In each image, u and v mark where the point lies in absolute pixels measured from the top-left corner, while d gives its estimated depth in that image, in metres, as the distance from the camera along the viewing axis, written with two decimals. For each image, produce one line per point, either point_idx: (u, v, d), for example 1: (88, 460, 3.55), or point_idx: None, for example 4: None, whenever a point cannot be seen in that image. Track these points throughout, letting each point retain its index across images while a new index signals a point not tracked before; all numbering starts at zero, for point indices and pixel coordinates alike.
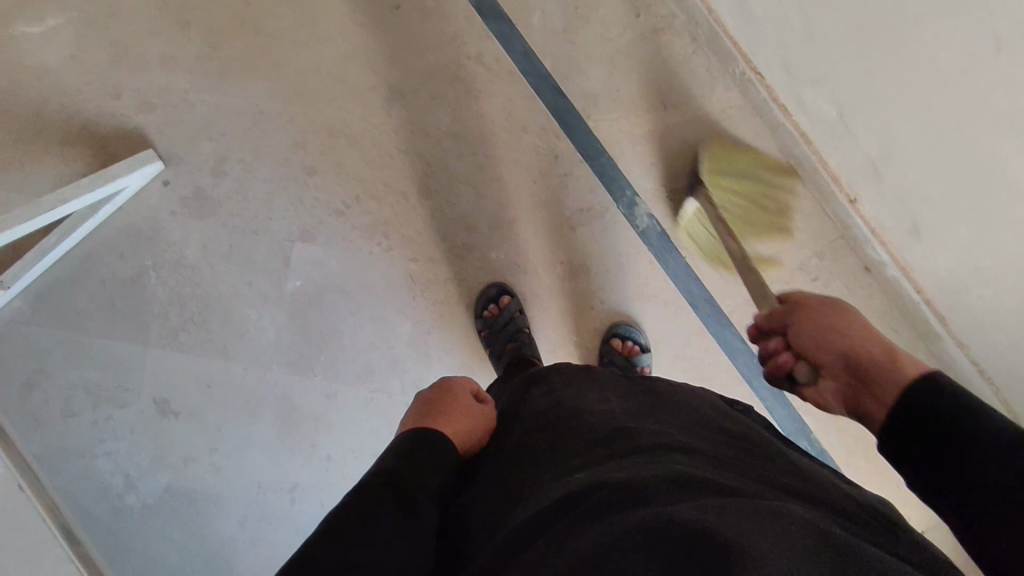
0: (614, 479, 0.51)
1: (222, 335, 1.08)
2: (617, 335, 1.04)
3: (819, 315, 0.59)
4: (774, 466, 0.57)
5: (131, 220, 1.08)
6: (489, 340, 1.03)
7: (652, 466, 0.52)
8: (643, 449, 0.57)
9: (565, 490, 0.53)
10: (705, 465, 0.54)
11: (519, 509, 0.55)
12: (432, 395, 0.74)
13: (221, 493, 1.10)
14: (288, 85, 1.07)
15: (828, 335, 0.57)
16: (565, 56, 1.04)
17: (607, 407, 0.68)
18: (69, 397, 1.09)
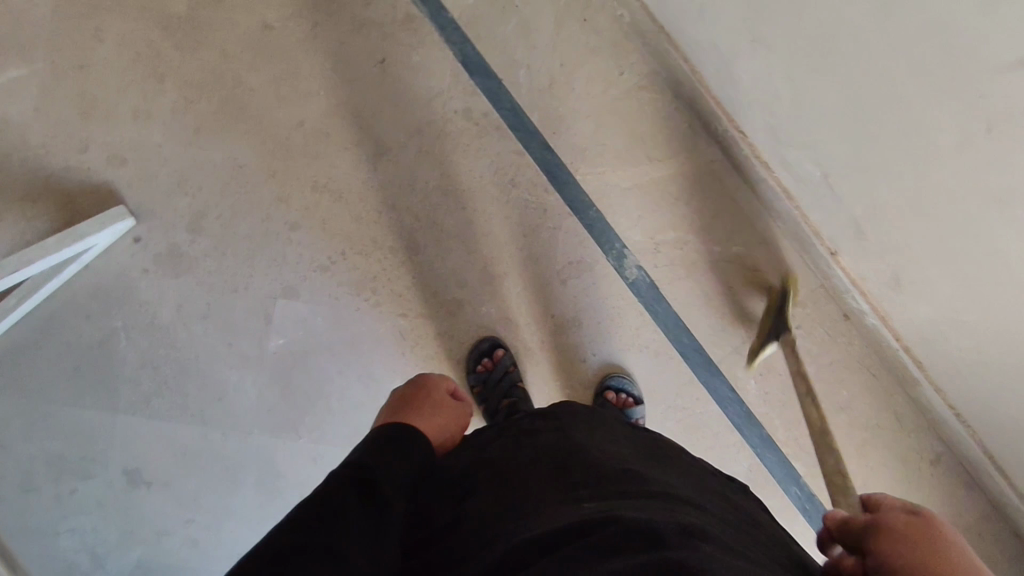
0: (621, 523, 0.50)
1: (200, 399, 1.03)
2: (610, 387, 1.03)
3: (907, 541, 0.44)
4: (757, 523, 0.58)
5: (99, 279, 1.02)
6: (484, 395, 1.03)
7: (665, 515, 0.51)
8: (651, 491, 0.56)
9: (570, 520, 0.52)
10: (708, 520, 0.53)
11: (511, 531, 0.53)
12: (407, 391, 0.79)
13: (197, 568, 1.03)
14: (270, 139, 1.05)
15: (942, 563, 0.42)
16: (552, 112, 1.05)
17: (615, 444, 0.65)
18: (30, 470, 1.01)
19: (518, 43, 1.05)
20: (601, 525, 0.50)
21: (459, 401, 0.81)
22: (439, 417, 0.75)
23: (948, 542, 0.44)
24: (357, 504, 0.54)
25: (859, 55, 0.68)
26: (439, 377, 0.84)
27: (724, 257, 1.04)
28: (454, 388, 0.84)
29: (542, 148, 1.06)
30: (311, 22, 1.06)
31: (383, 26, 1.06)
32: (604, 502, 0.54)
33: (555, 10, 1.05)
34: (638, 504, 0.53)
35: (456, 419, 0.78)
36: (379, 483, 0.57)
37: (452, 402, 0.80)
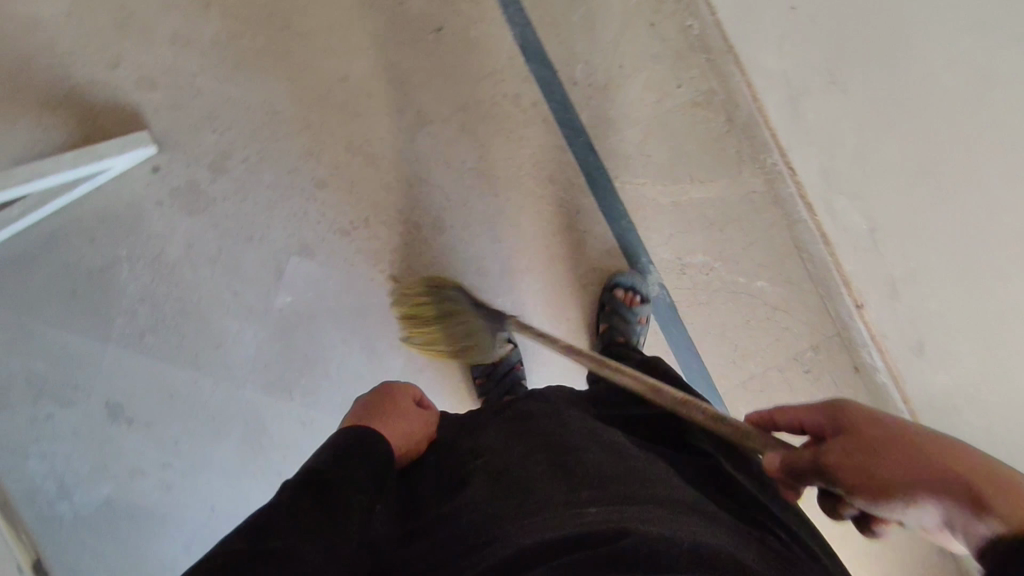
0: (627, 543, 0.47)
1: (196, 344, 1.00)
2: (618, 284, 1.01)
3: (856, 464, 0.46)
4: (773, 534, 0.56)
5: (109, 203, 0.98)
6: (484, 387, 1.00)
7: (676, 525, 0.49)
8: (659, 497, 0.53)
9: (583, 527, 0.50)
10: (722, 532, 0.51)
11: (501, 543, 0.50)
12: (372, 400, 0.72)
13: (168, 512, 1.01)
14: (310, 88, 1.00)
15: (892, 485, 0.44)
16: (603, 113, 1.02)
17: (616, 439, 0.64)
18: (7, 386, 0.97)
19: (581, 36, 1.01)
20: (615, 535, 0.48)
21: (424, 410, 0.74)
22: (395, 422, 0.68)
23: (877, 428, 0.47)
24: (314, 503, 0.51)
25: (936, 118, 0.68)
26: (405, 387, 0.77)
27: (748, 290, 1.03)
28: (420, 393, 0.77)
29: (586, 149, 1.02)
30: None
31: None
32: (607, 509, 0.51)
33: (624, 8, 1.01)
34: (644, 508, 0.52)
35: (419, 429, 0.71)
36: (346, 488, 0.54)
37: (418, 413, 0.73)
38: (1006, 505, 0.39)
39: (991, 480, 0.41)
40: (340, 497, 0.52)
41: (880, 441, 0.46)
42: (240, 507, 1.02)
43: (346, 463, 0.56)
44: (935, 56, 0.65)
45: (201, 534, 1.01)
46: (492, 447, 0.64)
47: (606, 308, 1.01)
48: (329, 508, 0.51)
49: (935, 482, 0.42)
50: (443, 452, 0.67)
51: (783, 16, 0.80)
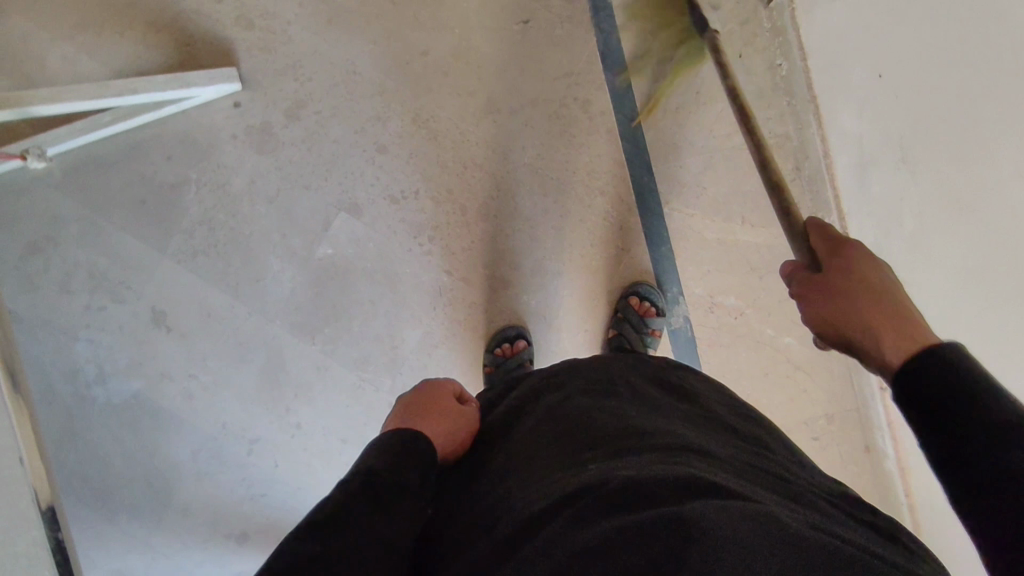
0: (615, 482, 0.51)
1: (239, 273, 1.07)
2: (636, 294, 1.02)
3: (823, 292, 0.56)
4: (781, 472, 0.59)
5: (189, 127, 1.05)
6: (492, 376, 1.02)
7: (661, 468, 0.53)
8: (649, 449, 0.57)
9: (575, 482, 0.54)
10: (714, 470, 0.55)
11: (515, 507, 0.55)
12: (414, 402, 0.71)
13: (185, 418, 1.09)
14: (391, 56, 1.03)
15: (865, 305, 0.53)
16: (669, 137, 1.01)
17: (616, 403, 0.68)
18: (70, 273, 1.07)
19: None
20: (601, 482, 0.52)
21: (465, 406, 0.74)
22: (450, 429, 0.70)
23: (858, 267, 0.55)
24: (369, 513, 0.55)
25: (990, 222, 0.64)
26: (447, 380, 0.79)
27: (774, 342, 1.03)
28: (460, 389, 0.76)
29: (644, 168, 1.02)
30: None
31: None
32: (603, 465, 0.55)
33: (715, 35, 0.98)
34: (632, 461, 0.55)
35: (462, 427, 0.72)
36: (390, 495, 0.58)
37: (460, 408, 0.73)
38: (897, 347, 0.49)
39: (903, 331, 0.50)
40: (389, 499, 0.57)
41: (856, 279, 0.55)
42: (264, 424, 1.09)
43: (387, 466, 0.60)
44: (1010, 164, 0.59)
45: (211, 446, 1.10)
46: (506, 433, 0.69)
47: (620, 317, 1.02)
48: (376, 512, 0.55)
49: (870, 321, 0.52)
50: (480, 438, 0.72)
51: (871, 82, 0.76)
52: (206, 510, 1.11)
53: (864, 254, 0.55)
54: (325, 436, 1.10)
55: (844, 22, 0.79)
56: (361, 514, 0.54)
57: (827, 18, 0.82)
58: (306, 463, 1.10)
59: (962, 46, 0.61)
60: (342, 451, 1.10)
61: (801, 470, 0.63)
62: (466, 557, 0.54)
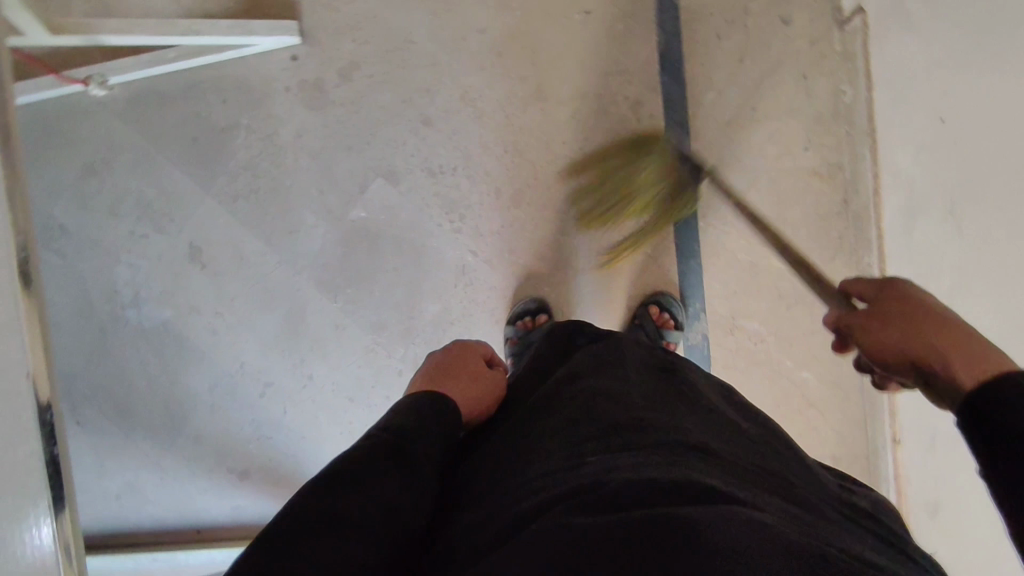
0: (618, 480, 0.50)
1: (275, 222, 1.10)
2: (657, 304, 1.01)
3: (893, 328, 0.51)
4: (791, 478, 0.57)
5: (246, 74, 1.08)
6: (513, 349, 1.01)
7: (667, 470, 0.51)
8: (655, 447, 0.55)
9: (579, 478, 0.52)
10: (719, 473, 0.53)
11: (516, 496, 0.54)
12: (443, 365, 0.75)
13: (207, 352, 1.14)
14: (449, 28, 1.03)
15: (917, 329, 0.50)
16: (716, 149, 0.98)
17: (627, 389, 0.66)
18: (120, 198, 1.12)
19: (725, 65, 0.97)
20: (607, 480, 0.50)
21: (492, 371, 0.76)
22: (475, 391, 0.71)
23: (919, 304, 0.51)
24: (389, 470, 0.54)
25: None
26: (477, 343, 0.82)
27: (790, 375, 1.01)
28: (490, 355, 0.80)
29: None
30: None
31: None
32: (606, 460, 0.54)
33: (781, 52, 0.95)
34: (638, 458, 0.53)
35: (488, 389, 0.73)
36: (411, 456, 0.57)
37: (484, 371, 0.75)
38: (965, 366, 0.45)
39: (971, 350, 0.46)
40: (410, 456, 0.57)
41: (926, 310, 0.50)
42: (280, 371, 1.13)
43: (410, 429, 0.59)
44: None
45: (227, 382, 1.14)
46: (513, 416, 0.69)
47: (636, 323, 1.01)
48: (395, 470, 0.55)
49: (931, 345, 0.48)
50: (493, 413, 0.72)
51: (932, 125, 0.72)
52: (214, 442, 1.16)
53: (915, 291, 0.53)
54: (334, 391, 1.13)
55: (916, 57, 0.74)
56: (376, 471, 0.54)
57: (897, 49, 0.78)
58: (311, 413, 1.14)
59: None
60: (347, 409, 1.14)
61: (814, 477, 0.61)
62: (465, 530, 0.54)
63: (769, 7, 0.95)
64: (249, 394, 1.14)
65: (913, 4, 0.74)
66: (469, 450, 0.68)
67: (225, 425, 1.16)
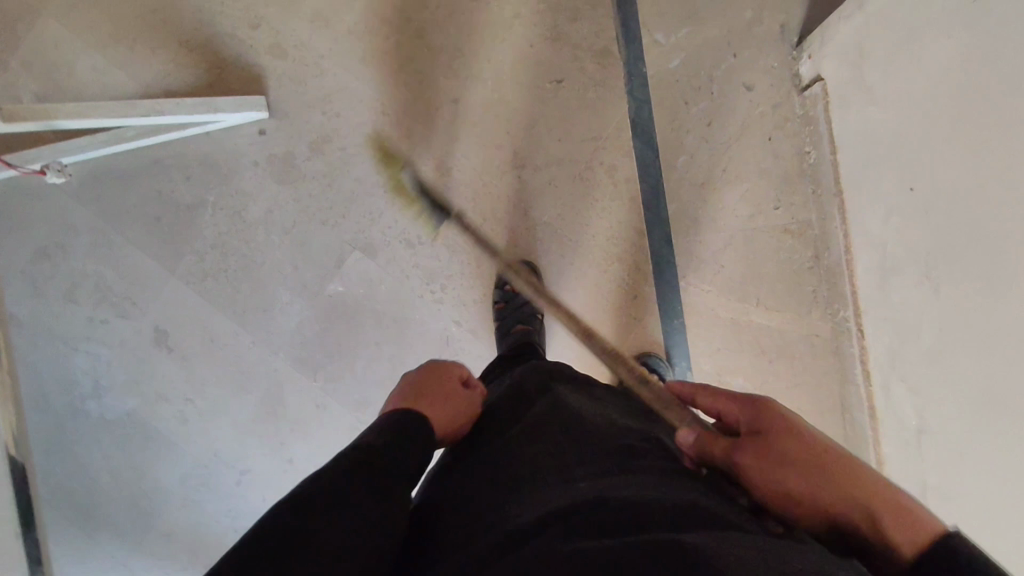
0: (617, 501, 0.49)
1: (247, 301, 1.07)
2: (644, 364, 1.02)
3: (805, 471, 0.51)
4: None
5: (212, 150, 1.04)
6: (501, 315, 1.01)
7: (663, 492, 0.50)
8: (645, 469, 0.55)
9: (573, 496, 0.51)
10: (710, 495, 0.52)
11: (505, 517, 0.52)
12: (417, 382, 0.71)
13: (178, 443, 1.10)
14: (423, 100, 1.03)
15: (835, 474, 0.51)
16: (691, 211, 1.01)
17: (611, 417, 0.65)
18: (77, 283, 1.06)
19: (695, 129, 1.00)
20: (603, 501, 0.49)
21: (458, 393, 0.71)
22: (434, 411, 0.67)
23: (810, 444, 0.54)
24: (358, 492, 0.52)
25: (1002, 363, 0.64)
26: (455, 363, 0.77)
27: None
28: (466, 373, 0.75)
29: (662, 241, 1.02)
30: (513, 12, 1.01)
31: (577, 49, 1.01)
32: (600, 482, 0.53)
33: (747, 116, 0.99)
34: (631, 481, 0.53)
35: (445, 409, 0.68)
36: (391, 468, 0.56)
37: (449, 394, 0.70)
38: (908, 529, 0.46)
39: (892, 502, 0.48)
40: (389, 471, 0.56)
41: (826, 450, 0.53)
42: (255, 451, 1.10)
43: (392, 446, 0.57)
44: None
45: (200, 470, 1.11)
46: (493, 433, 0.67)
47: None
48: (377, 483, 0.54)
49: (847, 494, 0.50)
50: (466, 433, 0.69)
51: (900, 192, 0.76)
52: (190, 536, 1.13)
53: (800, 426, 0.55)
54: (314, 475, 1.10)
55: (880, 129, 0.79)
56: (357, 486, 0.52)
57: (861, 120, 0.83)
58: None
59: (1001, 185, 0.61)
60: None
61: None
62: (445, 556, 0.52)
63: (735, 73, 0.98)
64: (222, 486, 1.10)
65: (875, 81, 0.79)
66: (446, 468, 0.66)
67: (199, 518, 1.12)
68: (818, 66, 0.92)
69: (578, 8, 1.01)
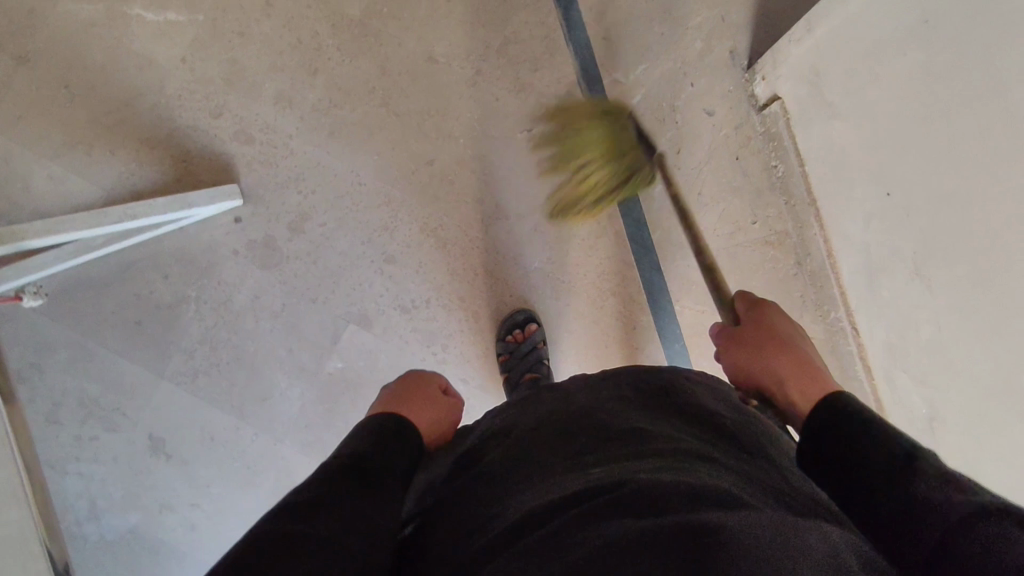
0: (624, 484, 0.45)
1: (244, 392, 1.04)
2: None
3: (753, 350, 0.64)
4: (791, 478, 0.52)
5: (187, 244, 1.01)
6: (508, 365, 1.02)
7: (672, 473, 0.46)
8: (655, 450, 0.51)
9: (580, 486, 0.47)
10: (726, 476, 0.48)
11: (505, 515, 0.48)
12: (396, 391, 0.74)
13: (187, 550, 1.06)
14: (398, 165, 1.04)
15: (769, 352, 0.63)
16: (675, 237, 1.04)
17: (620, 406, 0.60)
18: (59, 403, 1.01)
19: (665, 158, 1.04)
20: (611, 485, 0.46)
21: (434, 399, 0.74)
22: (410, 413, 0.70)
23: (777, 327, 0.65)
24: (346, 495, 0.52)
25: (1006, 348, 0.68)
26: (432, 373, 0.79)
27: None
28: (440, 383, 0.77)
29: (652, 268, 1.04)
30: (475, 69, 1.03)
31: (543, 97, 1.04)
32: (609, 468, 0.49)
33: (712, 140, 1.03)
34: (639, 463, 0.49)
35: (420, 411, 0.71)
36: (371, 479, 0.55)
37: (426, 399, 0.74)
38: (805, 394, 0.58)
39: (813, 379, 0.59)
40: (369, 481, 0.55)
41: (775, 334, 0.64)
42: None
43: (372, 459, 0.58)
44: None
45: None
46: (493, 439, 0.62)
47: None
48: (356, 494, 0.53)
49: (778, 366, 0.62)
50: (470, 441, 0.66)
51: (877, 198, 0.82)
52: None
53: (775, 315, 0.67)
54: None
55: (845, 142, 0.85)
56: (337, 501, 0.51)
57: (827, 134, 0.88)
58: None
59: (993, 177, 0.64)
60: None
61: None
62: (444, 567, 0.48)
63: (695, 101, 1.03)
64: None
65: (835, 97, 0.84)
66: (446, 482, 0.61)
67: None
68: (773, 87, 0.97)
69: (537, 59, 1.03)
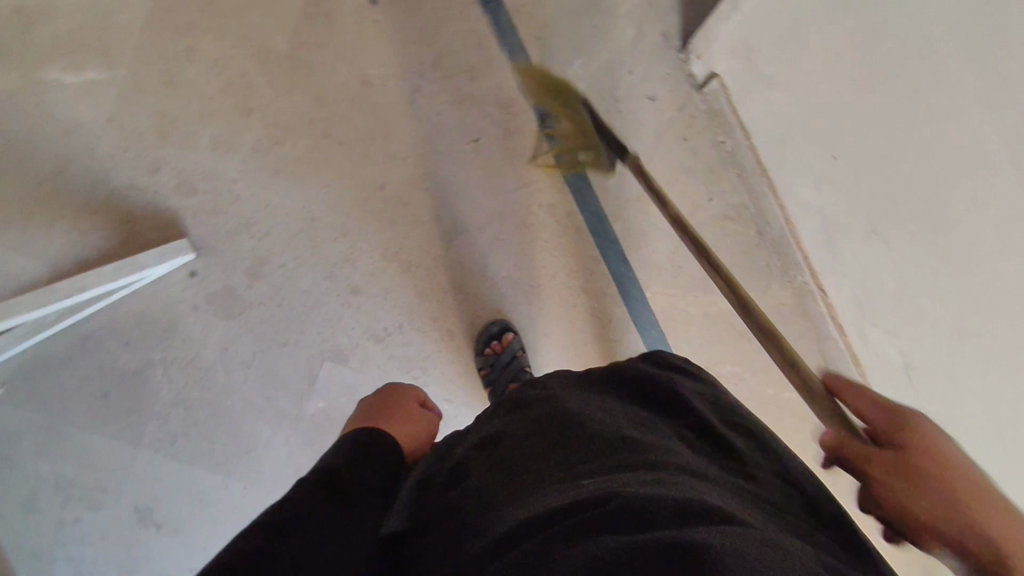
0: (615, 500, 0.44)
1: (227, 448, 1.02)
2: None
3: (895, 475, 0.57)
4: (767, 490, 0.52)
5: (144, 306, 0.98)
6: (490, 378, 1.02)
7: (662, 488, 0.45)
8: (643, 462, 0.50)
9: (568, 498, 0.46)
10: (711, 489, 0.48)
11: (489, 527, 0.47)
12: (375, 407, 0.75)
13: None
14: (348, 194, 1.02)
15: (914, 472, 0.55)
16: (636, 225, 1.03)
17: (606, 412, 0.59)
18: (35, 490, 0.99)
19: None
20: (601, 499, 0.45)
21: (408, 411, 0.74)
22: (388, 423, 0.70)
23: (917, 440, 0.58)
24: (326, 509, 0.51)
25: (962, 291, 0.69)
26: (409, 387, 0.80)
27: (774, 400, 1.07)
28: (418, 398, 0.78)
29: (619, 259, 1.04)
30: (412, 87, 1.02)
31: (485, 105, 1.03)
32: (600, 480, 0.48)
33: (658, 125, 1.03)
34: (628, 478, 0.48)
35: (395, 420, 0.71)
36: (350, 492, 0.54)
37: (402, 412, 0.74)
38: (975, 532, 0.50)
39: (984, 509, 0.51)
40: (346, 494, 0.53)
41: (925, 447, 0.57)
42: None
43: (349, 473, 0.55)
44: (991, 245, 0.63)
45: None
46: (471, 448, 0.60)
47: None
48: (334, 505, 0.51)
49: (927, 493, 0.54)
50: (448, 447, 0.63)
51: (825, 161, 0.83)
52: None
53: (915, 427, 0.59)
54: None
55: (786, 110, 0.86)
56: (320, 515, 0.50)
57: (768, 105, 0.89)
58: None
59: (927, 116, 0.65)
60: None
61: (797, 484, 0.55)
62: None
63: (636, 89, 1.03)
64: None
65: (771, 68, 0.85)
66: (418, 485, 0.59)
67: None
68: (710, 65, 0.97)
69: (474, 67, 1.02)
